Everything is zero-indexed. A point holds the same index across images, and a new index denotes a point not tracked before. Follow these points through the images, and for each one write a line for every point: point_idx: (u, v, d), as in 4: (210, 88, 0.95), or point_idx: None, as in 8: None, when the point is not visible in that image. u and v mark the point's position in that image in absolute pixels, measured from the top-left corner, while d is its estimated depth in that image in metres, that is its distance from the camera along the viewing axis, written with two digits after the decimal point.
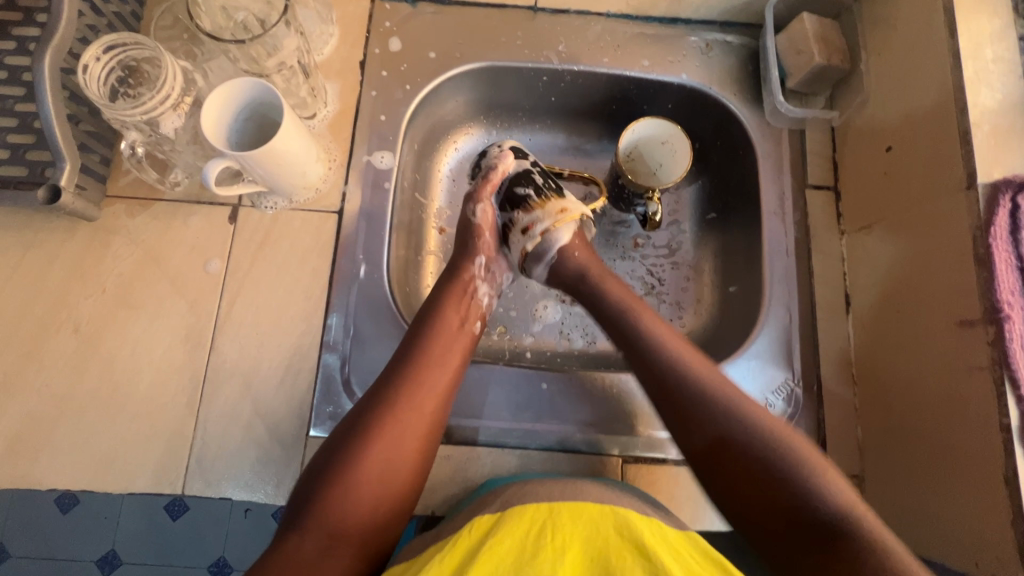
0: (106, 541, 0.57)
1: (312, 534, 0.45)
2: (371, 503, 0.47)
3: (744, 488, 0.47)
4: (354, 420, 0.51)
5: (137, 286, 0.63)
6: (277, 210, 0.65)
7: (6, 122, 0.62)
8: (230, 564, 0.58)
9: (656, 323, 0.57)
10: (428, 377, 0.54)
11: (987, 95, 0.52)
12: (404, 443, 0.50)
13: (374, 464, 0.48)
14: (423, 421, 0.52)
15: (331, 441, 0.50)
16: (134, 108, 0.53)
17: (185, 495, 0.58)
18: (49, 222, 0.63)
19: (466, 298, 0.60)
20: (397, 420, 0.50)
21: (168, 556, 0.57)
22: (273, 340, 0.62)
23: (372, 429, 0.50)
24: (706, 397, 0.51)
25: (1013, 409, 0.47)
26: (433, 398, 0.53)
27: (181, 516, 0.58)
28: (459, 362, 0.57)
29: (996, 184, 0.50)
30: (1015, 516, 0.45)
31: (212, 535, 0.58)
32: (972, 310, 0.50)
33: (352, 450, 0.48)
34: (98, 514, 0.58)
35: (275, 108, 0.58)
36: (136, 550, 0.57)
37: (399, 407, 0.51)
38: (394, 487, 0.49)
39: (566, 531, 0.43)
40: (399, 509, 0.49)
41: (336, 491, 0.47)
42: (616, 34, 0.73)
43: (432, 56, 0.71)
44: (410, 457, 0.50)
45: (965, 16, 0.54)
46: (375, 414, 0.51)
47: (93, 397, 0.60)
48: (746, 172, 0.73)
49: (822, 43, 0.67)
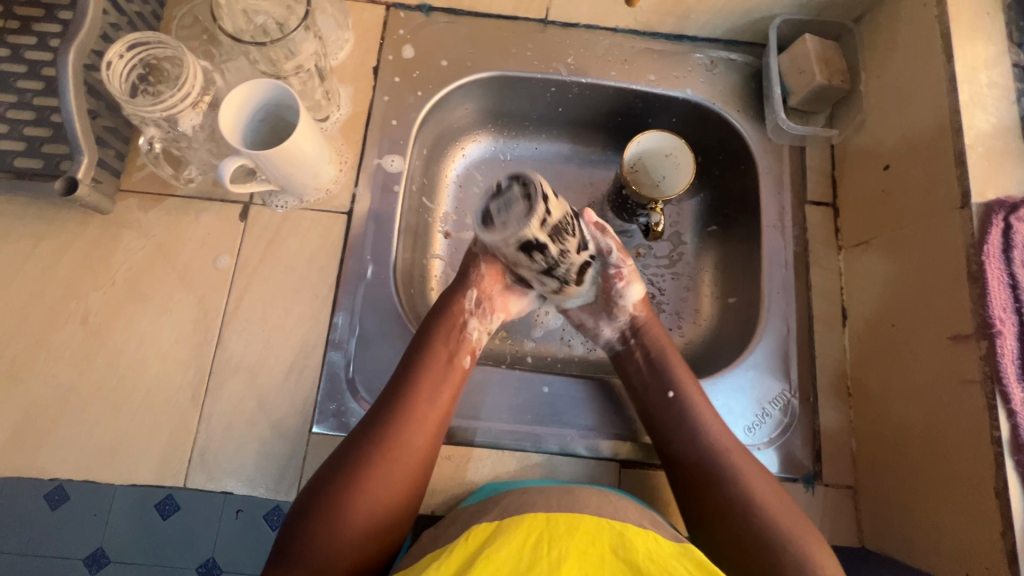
0: (95, 538, 0.58)
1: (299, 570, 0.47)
2: (358, 541, 0.50)
3: (715, 502, 0.54)
4: (341, 459, 0.52)
5: (146, 279, 0.63)
6: (288, 209, 0.66)
7: (24, 115, 0.64)
8: (218, 565, 0.60)
9: (668, 347, 0.64)
10: (416, 417, 0.55)
11: (982, 119, 0.54)
12: (389, 484, 0.52)
13: (360, 503, 0.50)
14: (410, 461, 0.53)
15: (319, 476, 0.52)
16: (154, 105, 0.54)
17: (178, 495, 0.59)
18: (61, 215, 0.64)
19: (456, 335, 0.60)
20: (382, 462, 0.52)
21: (156, 554, 0.59)
22: (279, 337, 0.63)
23: (356, 471, 0.51)
24: (697, 420, 0.58)
25: (1004, 422, 0.48)
26: (419, 438, 0.54)
27: (172, 515, 0.59)
28: (448, 399, 0.58)
29: (990, 204, 0.52)
30: (1006, 526, 0.46)
31: (201, 538, 0.59)
32: (965, 325, 0.52)
33: (337, 490, 0.50)
34: (89, 512, 0.58)
35: (291, 109, 0.59)
36: (125, 549, 0.59)
37: (386, 447, 0.53)
38: (379, 524, 0.51)
39: (562, 543, 0.44)
40: (384, 544, 0.51)
41: (322, 529, 0.49)
42: (623, 49, 0.75)
43: (445, 64, 0.73)
44: (396, 496, 0.52)
45: (962, 42, 0.57)
46: (360, 454, 0.52)
47: (98, 389, 0.60)
48: (747, 186, 0.75)
49: (824, 63, 0.69)
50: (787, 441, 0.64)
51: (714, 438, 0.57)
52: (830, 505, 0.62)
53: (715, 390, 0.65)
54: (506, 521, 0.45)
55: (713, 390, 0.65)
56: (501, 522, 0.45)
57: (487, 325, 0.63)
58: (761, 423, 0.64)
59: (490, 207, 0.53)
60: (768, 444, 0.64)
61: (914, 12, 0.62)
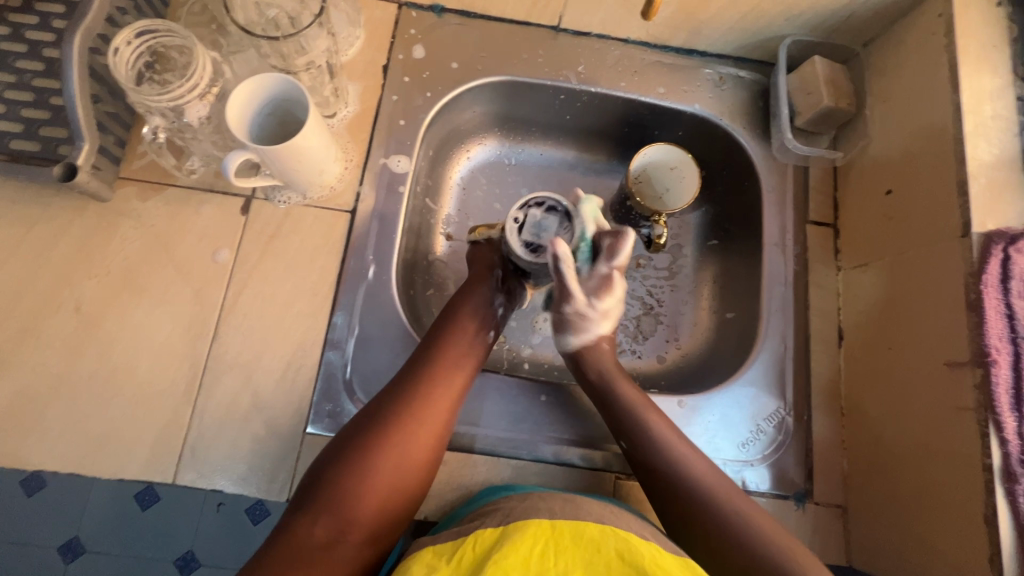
0: (71, 525, 0.56)
1: (324, 521, 0.47)
2: (383, 495, 0.50)
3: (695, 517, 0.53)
4: (370, 414, 0.53)
5: (143, 270, 0.62)
6: (290, 204, 0.66)
7: (22, 96, 0.62)
8: (196, 559, 0.57)
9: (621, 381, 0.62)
10: (445, 378, 0.56)
11: (985, 149, 0.55)
12: (417, 440, 0.52)
13: (389, 458, 0.51)
14: (437, 420, 0.54)
15: (347, 431, 0.53)
16: (161, 95, 0.53)
17: (158, 485, 0.57)
18: (58, 200, 0.62)
19: (484, 304, 0.63)
20: (414, 419, 0.53)
21: (133, 547, 0.57)
22: (277, 334, 0.62)
23: (387, 427, 0.52)
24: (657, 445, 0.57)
25: (996, 450, 0.49)
26: (447, 398, 0.55)
27: (152, 506, 0.57)
28: (474, 364, 0.59)
29: (990, 235, 0.53)
30: (993, 553, 0.47)
31: (183, 528, 0.57)
32: (961, 353, 0.52)
33: (364, 444, 0.51)
34: (70, 497, 0.57)
35: (299, 105, 0.58)
36: (102, 539, 0.56)
37: (415, 405, 0.54)
38: (404, 478, 0.51)
39: (567, 548, 0.45)
40: (406, 503, 0.52)
41: (349, 482, 0.49)
42: (634, 60, 0.75)
43: (455, 66, 0.73)
44: (422, 452, 0.53)
45: (968, 73, 0.57)
46: (392, 411, 0.53)
47: (89, 380, 0.59)
48: (750, 203, 0.75)
49: (831, 86, 0.69)
50: (780, 459, 0.64)
51: (681, 461, 0.56)
52: (820, 524, 0.62)
53: (711, 405, 0.65)
54: (512, 527, 0.47)
55: (709, 405, 0.65)
56: (507, 528, 0.47)
57: (511, 304, 0.66)
58: (755, 440, 0.65)
59: (529, 236, 0.61)
60: (761, 460, 0.64)
61: (923, 41, 0.62)
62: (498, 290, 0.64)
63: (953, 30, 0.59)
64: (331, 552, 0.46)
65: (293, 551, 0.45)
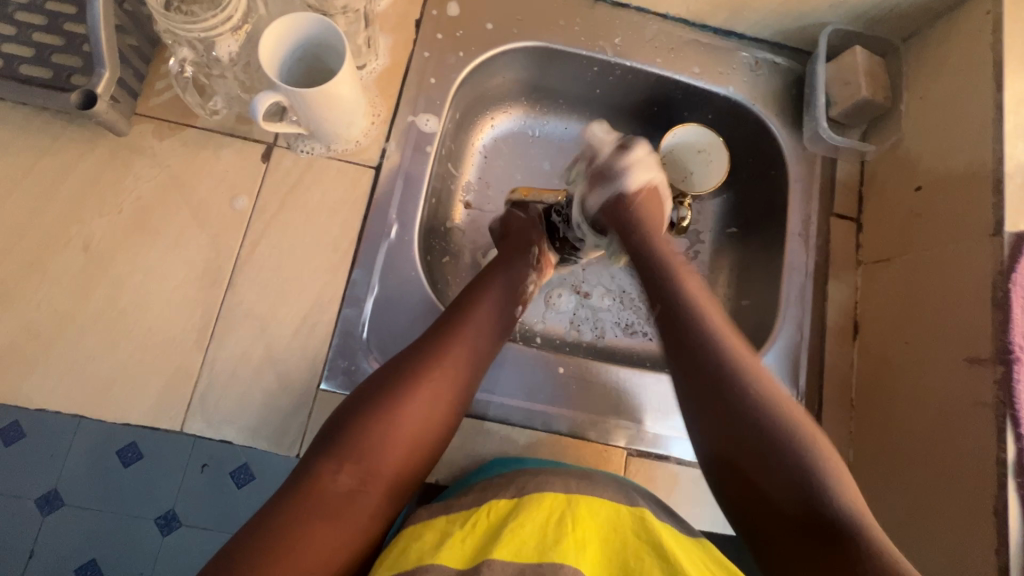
0: (51, 477, 0.54)
1: (347, 471, 0.47)
2: (406, 450, 0.49)
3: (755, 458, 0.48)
4: (395, 368, 0.52)
5: (156, 211, 0.60)
6: (313, 155, 0.63)
7: (34, 19, 0.59)
8: (178, 518, 0.55)
9: (704, 304, 0.56)
10: (470, 339, 0.55)
11: (1022, 150, 0.56)
12: (441, 398, 0.52)
13: (412, 411, 0.50)
14: (460, 380, 0.53)
15: (371, 384, 0.52)
16: (193, 24, 0.50)
17: (140, 442, 0.56)
18: (69, 132, 0.60)
19: (523, 268, 0.62)
20: (438, 375, 0.52)
21: (114, 503, 0.55)
22: (293, 288, 0.60)
23: (413, 381, 0.51)
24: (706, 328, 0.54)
25: (1011, 445, 0.50)
26: (473, 357, 0.55)
27: (135, 463, 0.55)
28: (500, 330, 0.58)
29: (1021, 234, 0.53)
30: (1000, 544, 0.49)
31: (167, 484, 0.55)
32: (984, 349, 0.53)
33: (388, 397, 0.50)
34: (52, 446, 0.55)
35: (334, 50, 0.56)
36: (83, 492, 0.55)
37: (440, 363, 0.52)
38: (426, 435, 0.51)
39: (586, 527, 0.46)
40: (428, 459, 0.51)
41: (375, 434, 0.48)
42: (671, 37, 0.74)
43: (489, 28, 0.70)
44: (443, 411, 0.52)
45: (1013, 72, 0.57)
46: (418, 365, 0.52)
47: (96, 321, 0.57)
48: (775, 192, 0.75)
49: (870, 78, 0.69)
50: None
51: (772, 407, 0.49)
52: None
53: None
54: (526, 497, 0.47)
55: None
56: (520, 498, 0.47)
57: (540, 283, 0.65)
58: None
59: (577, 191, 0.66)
60: None
61: (967, 39, 0.62)
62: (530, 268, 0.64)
63: (1000, 28, 0.59)
64: (352, 501, 0.46)
65: (317, 498, 0.45)
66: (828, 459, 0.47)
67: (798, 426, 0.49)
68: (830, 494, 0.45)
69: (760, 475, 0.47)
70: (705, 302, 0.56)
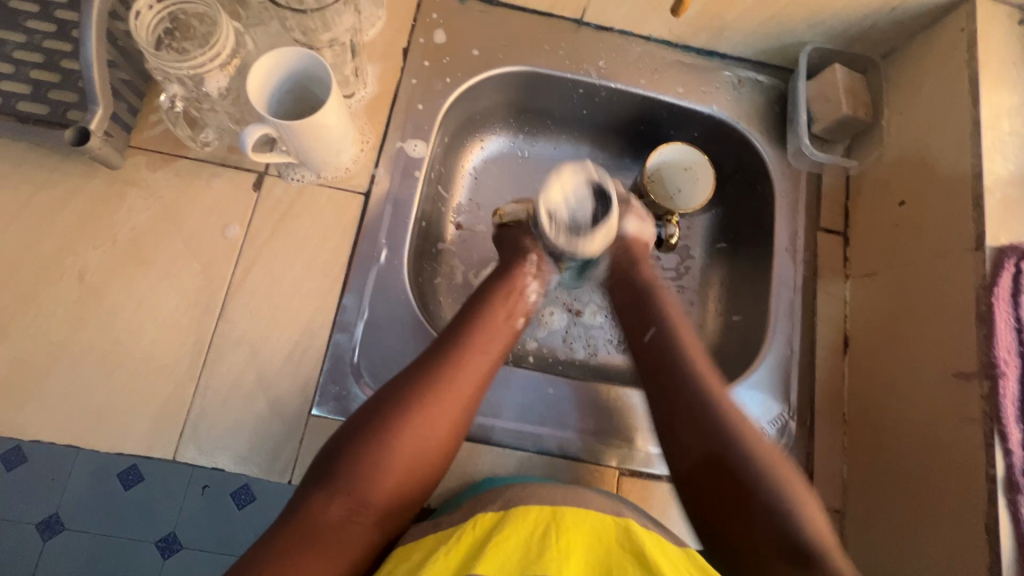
0: (51, 502, 0.55)
1: (337, 502, 0.47)
2: (398, 479, 0.49)
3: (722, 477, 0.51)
4: (390, 394, 0.52)
5: (149, 241, 0.61)
6: (303, 182, 0.64)
7: (32, 57, 0.60)
8: (178, 541, 0.56)
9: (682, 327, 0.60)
10: (468, 362, 0.55)
11: (1001, 165, 0.56)
12: (436, 424, 0.51)
13: (406, 439, 0.50)
14: (457, 406, 0.53)
15: (366, 410, 0.52)
16: (182, 62, 0.52)
17: (141, 464, 0.56)
18: (65, 166, 0.61)
19: (524, 286, 0.63)
20: (434, 401, 0.52)
21: (114, 526, 0.55)
22: (285, 314, 0.61)
23: (405, 408, 0.51)
24: (680, 351, 0.57)
25: (999, 460, 0.50)
26: (472, 381, 0.54)
27: (135, 485, 0.56)
28: (499, 351, 0.58)
29: (1003, 249, 0.54)
30: (993, 560, 0.48)
31: (165, 507, 0.56)
32: (970, 364, 0.53)
33: (382, 424, 0.50)
34: (53, 474, 0.55)
35: (321, 82, 0.57)
36: (84, 516, 0.55)
37: (437, 389, 0.52)
38: (421, 462, 0.51)
39: (574, 542, 0.45)
40: (425, 480, 0.51)
41: (367, 464, 0.49)
42: (655, 58, 0.75)
43: (476, 54, 0.72)
44: (439, 438, 0.51)
45: (988, 88, 0.58)
46: (413, 390, 0.52)
47: (89, 350, 0.58)
48: (762, 207, 0.75)
49: (850, 94, 0.70)
50: None
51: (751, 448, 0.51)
52: None
53: None
54: (512, 510, 0.47)
55: None
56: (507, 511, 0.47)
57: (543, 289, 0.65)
58: None
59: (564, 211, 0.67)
60: None
61: (944, 56, 0.63)
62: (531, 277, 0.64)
63: (975, 45, 0.60)
64: (342, 532, 0.46)
65: (306, 530, 0.45)
66: (791, 484, 0.50)
67: (780, 465, 0.51)
68: (799, 521, 0.48)
69: (729, 505, 0.50)
70: (686, 332, 0.59)
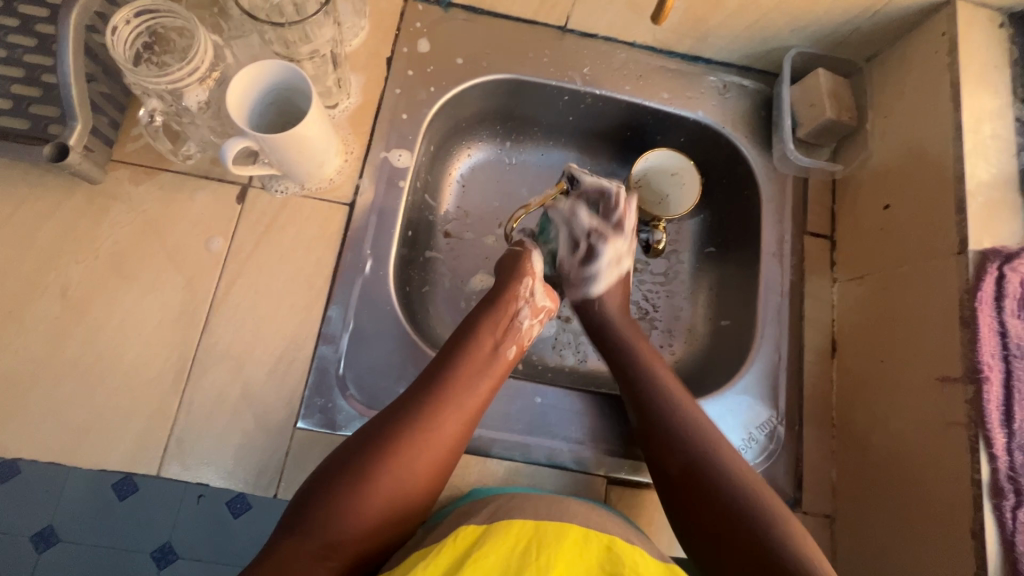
0: (45, 514, 0.55)
1: (310, 543, 0.46)
2: (373, 521, 0.49)
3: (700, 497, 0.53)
4: (374, 432, 0.52)
5: (133, 255, 0.61)
6: (287, 194, 0.64)
7: (11, 72, 0.60)
8: (174, 551, 0.57)
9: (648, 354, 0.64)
10: (453, 402, 0.55)
11: (983, 168, 0.57)
12: (417, 467, 0.51)
13: (386, 480, 0.50)
14: (440, 448, 0.53)
15: (348, 448, 0.52)
16: (159, 77, 0.52)
17: (135, 476, 0.56)
18: (46, 181, 0.61)
19: (511, 317, 0.62)
20: (418, 443, 0.52)
21: (108, 538, 0.56)
22: (269, 327, 0.61)
23: (388, 450, 0.51)
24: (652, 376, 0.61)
25: (984, 465, 0.50)
26: (457, 422, 0.55)
27: (127, 498, 0.56)
28: (484, 389, 0.57)
29: (986, 252, 0.54)
30: (980, 567, 0.48)
31: (160, 520, 0.57)
32: (955, 368, 0.53)
33: (363, 464, 0.50)
34: (43, 486, 0.55)
35: (302, 94, 0.57)
36: (78, 529, 0.56)
37: (420, 429, 0.53)
38: (398, 505, 0.50)
39: (551, 548, 0.45)
40: (400, 522, 0.51)
41: (345, 504, 0.48)
42: (639, 64, 0.75)
43: (460, 62, 0.72)
44: (419, 480, 0.52)
45: (969, 92, 0.58)
46: (396, 430, 0.52)
47: (73, 366, 0.57)
48: (749, 212, 0.75)
49: (834, 99, 0.70)
50: (771, 468, 0.64)
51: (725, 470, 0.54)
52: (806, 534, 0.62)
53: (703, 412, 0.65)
54: (496, 524, 0.47)
55: None
56: (491, 525, 0.47)
57: (537, 317, 0.65)
58: (746, 448, 0.64)
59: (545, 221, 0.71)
60: None
61: (926, 60, 0.63)
62: (521, 312, 0.63)
63: (956, 49, 0.60)
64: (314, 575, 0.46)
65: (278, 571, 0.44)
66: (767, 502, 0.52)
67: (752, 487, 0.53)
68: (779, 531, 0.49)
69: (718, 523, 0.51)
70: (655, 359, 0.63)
